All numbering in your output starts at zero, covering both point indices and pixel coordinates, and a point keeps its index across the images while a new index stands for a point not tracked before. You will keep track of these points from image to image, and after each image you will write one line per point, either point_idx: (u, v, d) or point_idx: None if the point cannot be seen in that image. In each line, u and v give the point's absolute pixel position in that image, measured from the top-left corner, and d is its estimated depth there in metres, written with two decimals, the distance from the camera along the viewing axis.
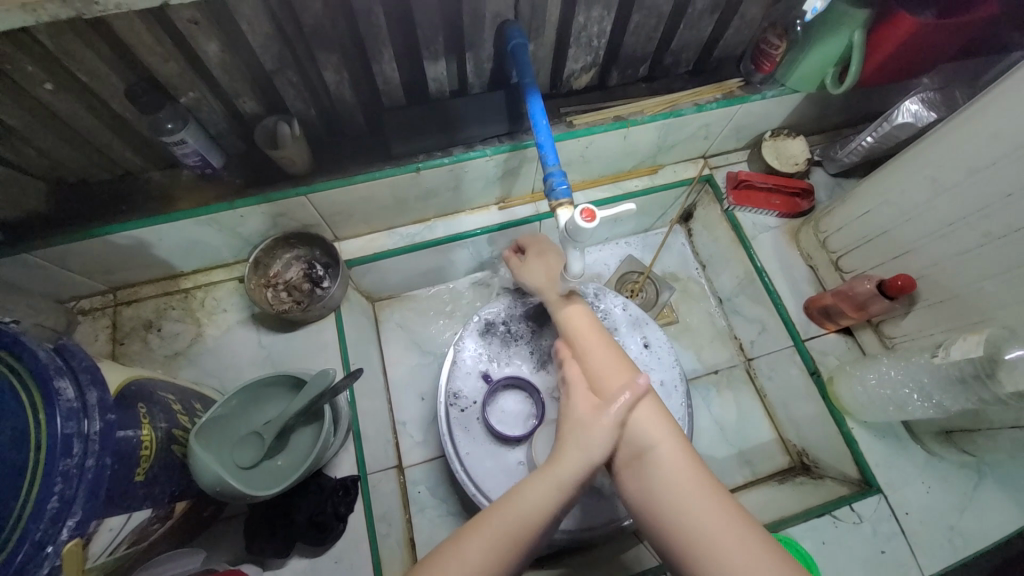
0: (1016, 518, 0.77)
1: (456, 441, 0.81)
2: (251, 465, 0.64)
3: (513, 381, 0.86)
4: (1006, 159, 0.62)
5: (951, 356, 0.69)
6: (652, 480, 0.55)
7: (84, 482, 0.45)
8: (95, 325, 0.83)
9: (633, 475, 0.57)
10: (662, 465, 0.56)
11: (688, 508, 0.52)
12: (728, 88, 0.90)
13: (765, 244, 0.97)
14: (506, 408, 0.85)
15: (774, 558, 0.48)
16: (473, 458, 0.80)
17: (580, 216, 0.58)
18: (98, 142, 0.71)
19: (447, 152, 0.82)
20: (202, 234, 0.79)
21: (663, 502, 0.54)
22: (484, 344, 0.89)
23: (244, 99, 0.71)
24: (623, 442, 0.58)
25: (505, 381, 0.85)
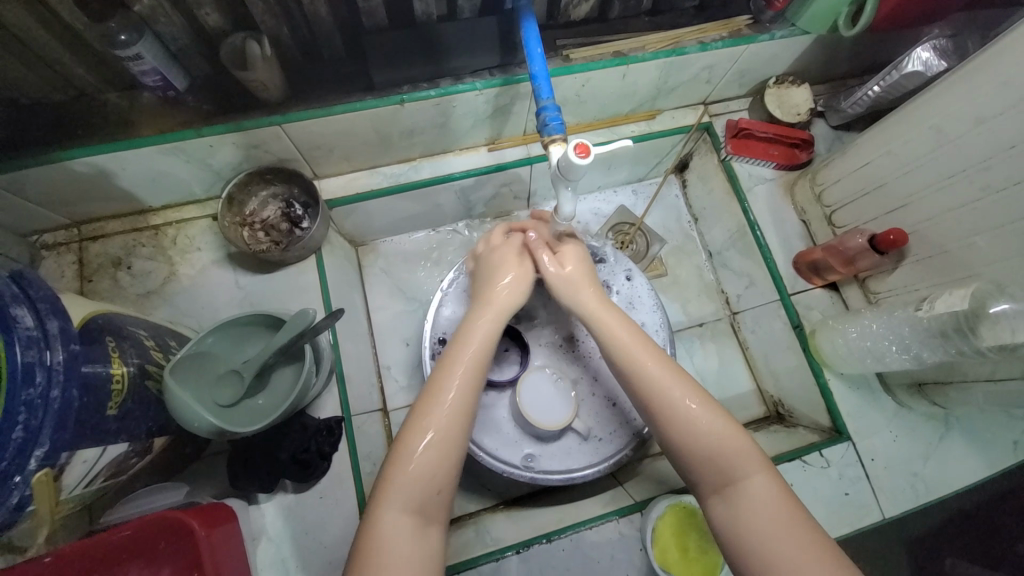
0: (972, 465, 0.82)
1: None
2: (231, 403, 0.64)
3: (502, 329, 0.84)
4: (1017, 108, 0.59)
5: (934, 310, 0.69)
6: (744, 510, 0.55)
7: (50, 412, 0.43)
8: (59, 261, 0.79)
9: (719, 501, 0.57)
10: (755, 495, 0.55)
11: (772, 541, 0.52)
12: (735, 26, 0.85)
13: (760, 197, 0.95)
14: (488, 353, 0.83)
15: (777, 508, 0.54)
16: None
17: (575, 151, 0.55)
18: (45, 55, 0.64)
19: (433, 83, 0.75)
20: (168, 165, 0.74)
21: (753, 530, 0.54)
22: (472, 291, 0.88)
23: (206, 10, 0.63)
24: (712, 468, 0.58)
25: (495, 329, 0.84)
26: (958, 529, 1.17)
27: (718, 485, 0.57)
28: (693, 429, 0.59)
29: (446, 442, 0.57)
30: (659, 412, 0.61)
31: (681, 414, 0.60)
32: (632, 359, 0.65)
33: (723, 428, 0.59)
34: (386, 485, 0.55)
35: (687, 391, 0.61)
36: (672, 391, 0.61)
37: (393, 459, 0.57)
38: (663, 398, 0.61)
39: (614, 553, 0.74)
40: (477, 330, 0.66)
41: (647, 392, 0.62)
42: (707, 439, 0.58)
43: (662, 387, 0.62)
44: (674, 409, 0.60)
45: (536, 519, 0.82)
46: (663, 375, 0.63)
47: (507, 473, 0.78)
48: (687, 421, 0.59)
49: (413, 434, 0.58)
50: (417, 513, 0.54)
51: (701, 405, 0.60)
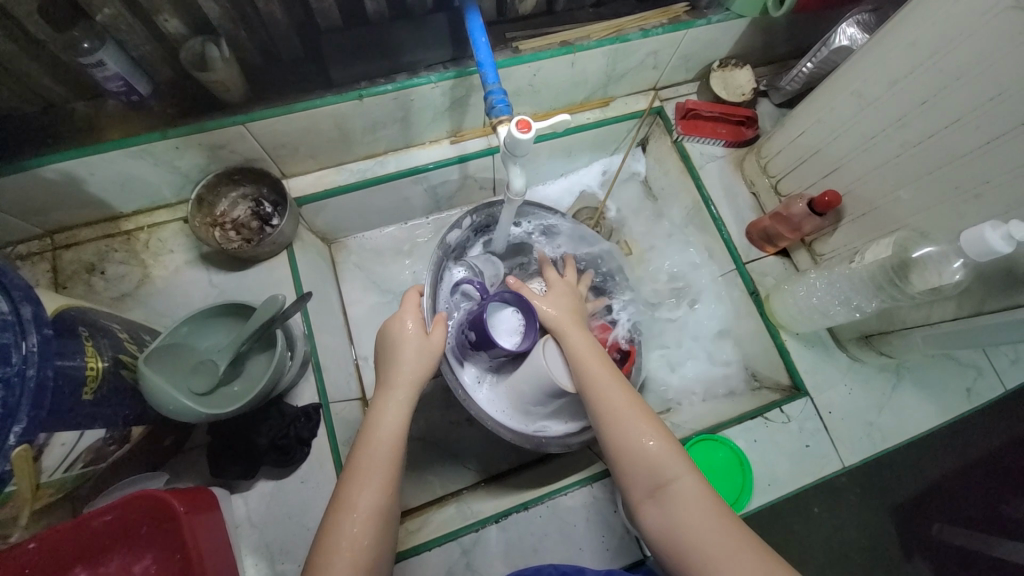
0: (924, 411, 0.87)
1: (452, 355, 0.80)
2: (205, 390, 0.66)
3: (506, 295, 0.76)
4: (922, 68, 0.65)
5: (866, 260, 0.75)
6: (674, 511, 0.58)
7: (26, 391, 0.46)
8: (33, 270, 0.81)
9: (652, 505, 0.60)
10: (684, 496, 0.58)
11: (697, 539, 0.56)
12: (674, 13, 0.90)
13: (712, 173, 1.00)
14: (499, 324, 0.74)
15: (710, 509, 0.57)
16: (474, 371, 0.81)
17: (516, 126, 0.59)
18: (12, 68, 0.67)
19: (389, 78, 0.79)
20: (137, 168, 0.76)
21: (684, 531, 0.57)
22: (473, 259, 0.89)
23: (166, 17, 0.66)
24: (645, 473, 0.61)
25: (497, 295, 0.76)
26: (929, 485, 1.22)
27: (651, 489, 0.60)
28: (632, 438, 0.62)
29: (388, 460, 0.60)
30: (604, 423, 0.65)
31: (623, 422, 0.63)
32: (583, 374, 0.67)
33: (660, 436, 0.62)
34: (337, 504, 0.58)
35: (630, 403, 0.65)
36: (617, 402, 0.65)
37: (344, 481, 0.59)
38: (610, 411, 0.64)
39: (590, 515, 0.77)
40: (407, 350, 0.67)
41: (597, 403, 0.65)
42: (643, 446, 0.62)
43: (608, 399, 0.65)
44: (615, 420, 0.64)
45: (516, 494, 0.84)
46: (610, 388, 0.66)
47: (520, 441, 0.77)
48: (626, 430, 0.63)
49: (365, 449, 0.60)
50: (367, 525, 0.56)
51: (640, 415, 0.64)
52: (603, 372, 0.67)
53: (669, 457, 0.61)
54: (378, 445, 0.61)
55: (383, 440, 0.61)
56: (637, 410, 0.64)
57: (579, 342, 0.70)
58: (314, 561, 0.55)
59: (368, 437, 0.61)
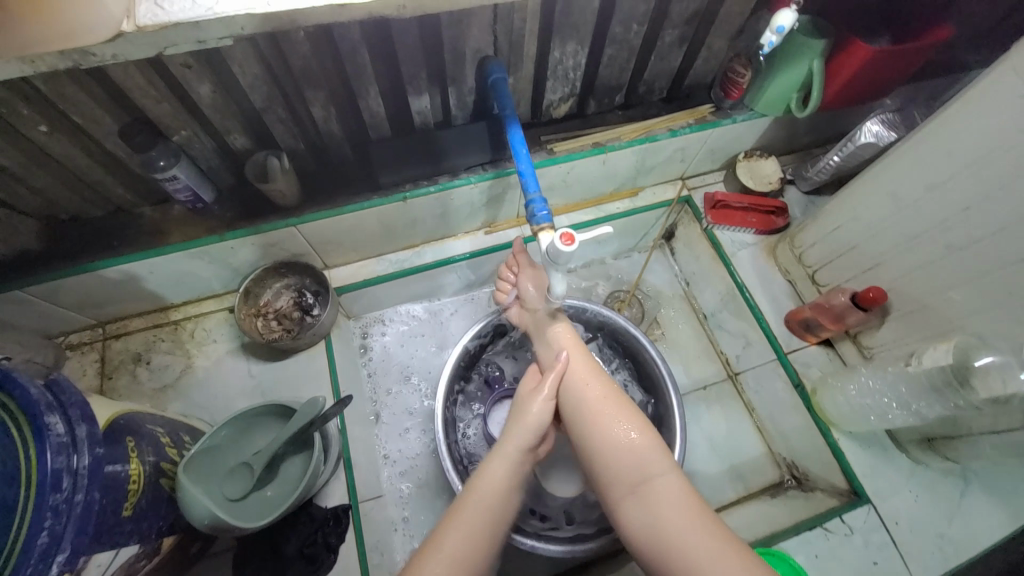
0: (1004, 525, 0.78)
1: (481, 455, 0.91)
2: (239, 496, 0.64)
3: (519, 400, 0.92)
4: (961, 175, 0.65)
5: (923, 365, 0.72)
6: (657, 506, 0.58)
7: (73, 517, 0.46)
8: (84, 360, 0.83)
9: (634, 502, 0.59)
10: (666, 490, 0.59)
11: (681, 534, 0.55)
12: (700, 113, 0.95)
13: (744, 260, 1.00)
14: None
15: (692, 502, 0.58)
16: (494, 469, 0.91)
17: (560, 240, 0.60)
18: (93, 181, 0.73)
19: (433, 180, 0.84)
20: (192, 266, 0.80)
21: (668, 528, 0.56)
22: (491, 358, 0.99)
23: (235, 135, 0.73)
24: (626, 467, 0.62)
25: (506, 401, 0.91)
26: None
27: (635, 484, 0.60)
28: (611, 434, 0.64)
29: (487, 512, 0.60)
30: (584, 422, 0.66)
31: (604, 418, 0.65)
32: (563, 377, 0.70)
33: (643, 430, 0.64)
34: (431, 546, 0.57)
35: (607, 397, 0.67)
36: (596, 397, 0.67)
37: (443, 527, 0.59)
38: (591, 405, 0.67)
39: None
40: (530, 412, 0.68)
41: (577, 401, 0.68)
42: (624, 442, 0.63)
43: (587, 397, 0.68)
44: (593, 415, 0.66)
45: None
46: (588, 383, 0.69)
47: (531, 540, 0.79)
48: (605, 425, 0.65)
49: (469, 495, 0.62)
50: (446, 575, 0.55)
51: (621, 412, 0.66)
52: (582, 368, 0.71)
53: (646, 448, 0.62)
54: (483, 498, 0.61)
55: (488, 495, 0.61)
56: (617, 404, 0.67)
57: (566, 344, 0.75)
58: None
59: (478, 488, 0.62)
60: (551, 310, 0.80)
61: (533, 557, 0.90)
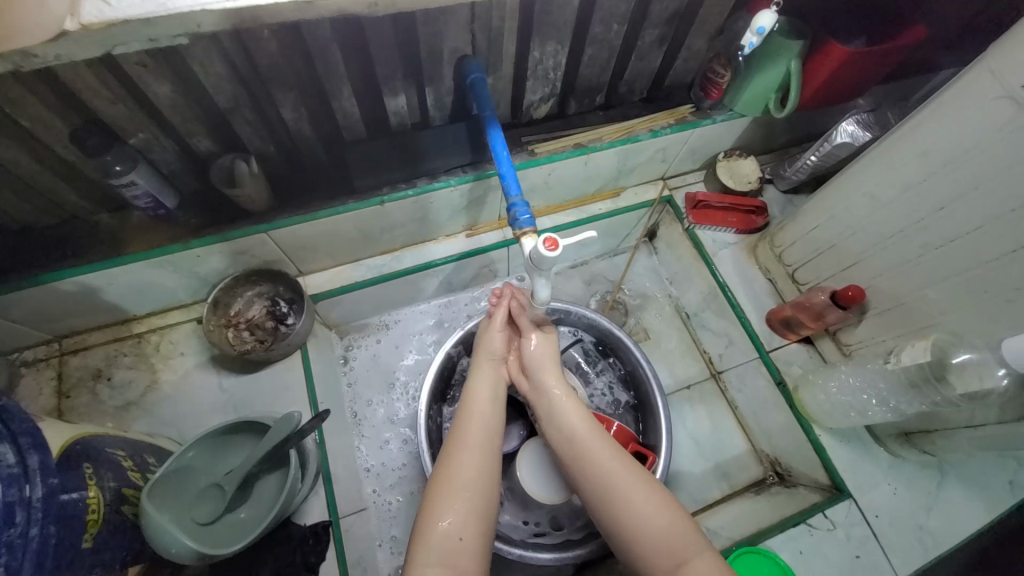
0: (977, 513, 0.80)
1: None
2: (209, 520, 0.61)
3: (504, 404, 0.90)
4: (937, 176, 0.66)
5: (902, 361, 0.73)
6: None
7: (29, 552, 0.42)
8: (38, 378, 0.78)
9: None
10: (704, 574, 0.55)
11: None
12: (680, 113, 0.94)
13: (726, 260, 1.00)
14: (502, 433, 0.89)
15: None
16: None
17: (544, 245, 0.58)
18: (42, 187, 0.67)
19: (411, 183, 0.81)
20: (155, 276, 0.76)
21: None
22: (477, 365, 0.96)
23: (198, 137, 0.69)
24: (660, 551, 0.58)
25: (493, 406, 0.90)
26: None
27: (670, 569, 0.57)
28: (636, 507, 0.60)
29: (476, 477, 0.63)
30: (607, 491, 0.62)
31: (625, 496, 0.61)
32: (574, 432, 0.68)
33: (667, 507, 0.60)
34: (423, 529, 0.59)
35: (625, 468, 0.63)
36: (612, 470, 0.63)
37: (429, 506, 0.61)
38: (608, 481, 0.63)
39: None
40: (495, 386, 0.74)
41: (593, 475, 0.64)
42: (649, 511, 0.60)
43: (608, 462, 0.64)
44: (616, 486, 0.62)
45: None
46: (602, 454, 0.65)
47: (517, 551, 0.76)
48: (631, 496, 0.61)
49: (452, 465, 0.64)
50: (447, 567, 0.57)
51: (639, 477, 0.62)
52: (593, 437, 0.67)
53: (674, 526, 0.59)
54: (466, 473, 0.63)
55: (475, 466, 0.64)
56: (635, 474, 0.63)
57: (565, 403, 0.71)
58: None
59: (459, 460, 0.64)
60: (535, 318, 0.79)
61: (521, 564, 0.88)
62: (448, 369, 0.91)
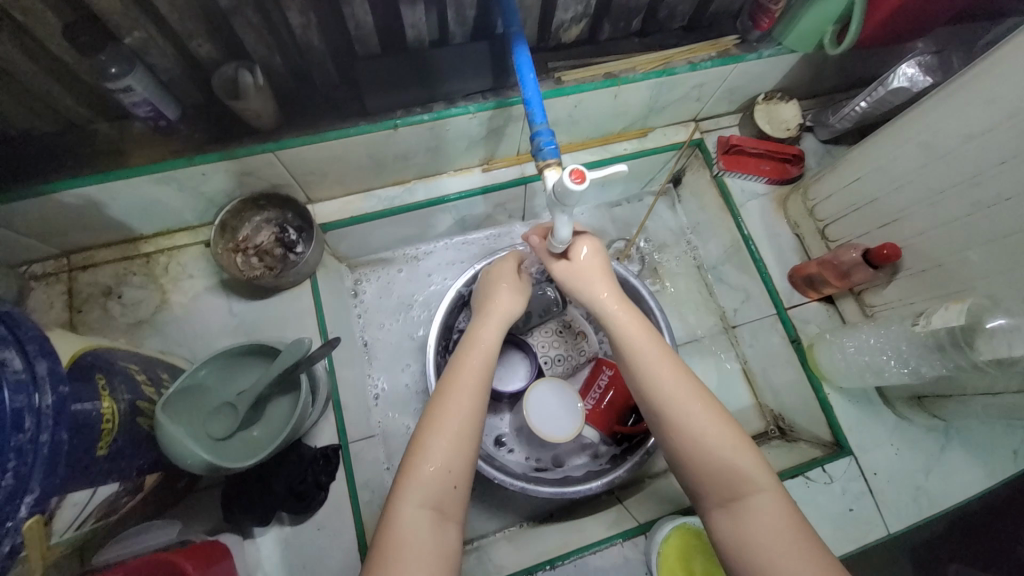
0: (976, 477, 0.81)
1: None
2: (224, 436, 0.63)
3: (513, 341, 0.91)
4: (1005, 125, 0.60)
5: (931, 324, 0.70)
6: (749, 526, 0.54)
7: (40, 458, 0.43)
8: (49, 292, 0.77)
9: (724, 514, 0.56)
10: (760, 506, 0.55)
11: (772, 556, 0.52)
12: (723, 45, 0.86)
13: (754, 212, 0.95)
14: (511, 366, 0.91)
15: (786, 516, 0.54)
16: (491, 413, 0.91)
17: (570, 177, 0.54)
18: (35, 89, 0.63)
19: (427, 107, 0.76)
20: (160, 194, 0.73)
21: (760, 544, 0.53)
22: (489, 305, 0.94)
23: (198, 41, 0.63)
24: (717, 481, 0.57)
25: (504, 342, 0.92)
26: None
27: (724, 498, 0.57)
28: (700, 435, 0.59)
29: (460, 437, 0.59)
30: (665, 416, 0.61)
31: (689, 422, 0.59)
32: (640, 353, 0.64)
33: (731, 440, 0.58)
34: (411, 473, 0.56)
35: (692, 396, 0.61)
36: (679, 397, 0.60)
37: (414, 448, 0.58)
38: (674, 405, 0.60)
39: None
40: (487, 332, 0.68)
41: (655, 397, 0.62)
42: (712, 444, 0.58)
43: (669, 391, 0.61)
44: (677, 414, 0.60)
45: (541, 541, 0.80)
46: (669, 378, 0.62)
47: (520, 483, 0.79)
48: (692, 426, 0.59)
49: (434, 418, 0.59)
50: (436, 508, 0.55)
51: (706, 407, 0.60)
52: (659, 359, 0.63)
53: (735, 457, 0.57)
54: (453, 416, 0.59)
55: (460, 421, 0.59)
56: (701, 403, 0.60)
57: (627, 323, 0.66)
58: (382, 539, 0.54)
59: (449, 400, 0.60)
60: (570, 246, 0.70)
61: (521, 496, 0.92)
62: (457, 307, 0.90)
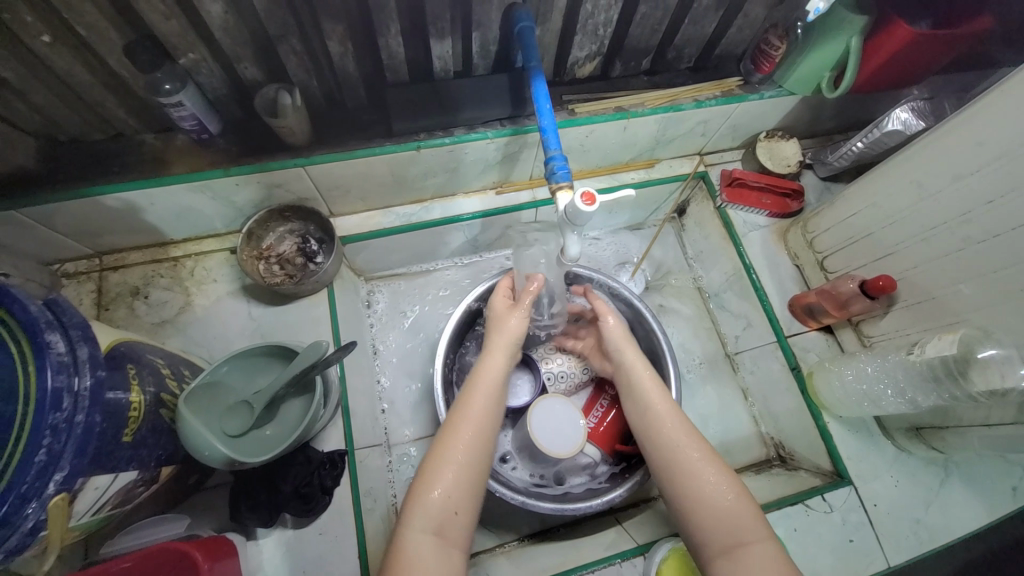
0: (977, 514, 0.81)
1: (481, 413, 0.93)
2: (239, 433, 0.65)
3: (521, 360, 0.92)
4: (990, 167, 0.64)
5: (925, 353, 0.73)
6: (750, 574, 0.55)
7: (73, 437, 0.45)
8: (79, 289, 0.81)
9: (724, 562, 0.57)
10: (759, 557, 0.56)
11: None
12: (727, 86, 0.91)
13: (755, 242, 0.99)
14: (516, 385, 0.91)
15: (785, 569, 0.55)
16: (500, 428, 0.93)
17: (581, 199, 0.59)
18: (91, 100, 0.69)
19: (448, 132, 0.81)
20: (195, 201, 0.78)
21: None
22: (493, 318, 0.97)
23: (245, 64, 0.70)
24: (720, 529, 0.58)
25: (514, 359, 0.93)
26: None
27: (726, 545, 0.57)
28: (706, 484, 0.61)
29: (464, 465, 0.62)
30: (675, 466, 0.64)
31: (697, 471, 0.62)
32: (652, 405, 0.70)
33: (734, 490, 0.60)
34: (419, 498, 0.60)
35: (700, 447, 0.64)
36: (686, 445, 0.65)
37: (419, 480, 0.62)
38: (682, 455, 0.64)
39: None
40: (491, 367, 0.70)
41: (667, 444, 0.66)
42: (716, 493, 0.60)
43: (682, 442, 0.65)
44: (686, 464, 0.63)
45: (537, 558, 0.80)
46: (678, 430, 0.66)
47: (520, 498, 0.80)
48: (698, 474, 0.62)
49: (441, 452, 0.63)
50: (439, 534, 0.59)
51: (713, 460, 0.63)
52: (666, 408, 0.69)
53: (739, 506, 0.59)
54: (459, 449, 0.63)
55: (463, 452, 0.63)
56: (711, 457, 0.63)
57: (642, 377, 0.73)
58: (392, 561, 0.57)
59: (453, 436, 0.64)
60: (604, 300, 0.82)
61: (521, 514, 0.92)
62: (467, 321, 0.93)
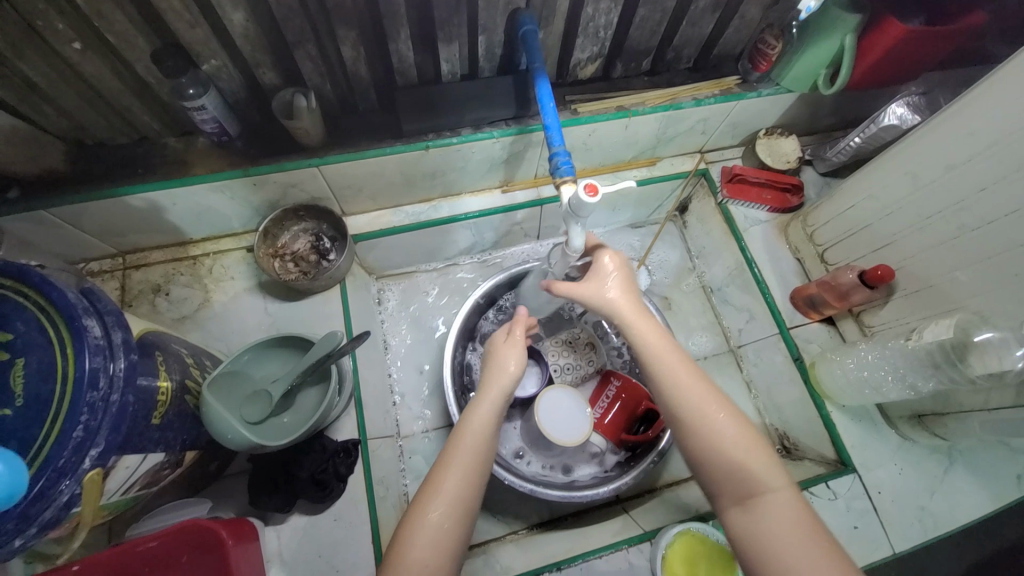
0: (981, 500, 0.81)
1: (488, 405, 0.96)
2: (257, 420, 0.67)
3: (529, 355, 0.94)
4: (982, 156, 0.66)
5: (922, 339, 0.75)
6: (765, 524, 0.54)
7: (108, 415, 0.48)
8: (104, 287, 0.85)
9: (739, 512, 0.56)
10: (775, 507, 0.54)
11: (785, 553, 0.51)
12: (726, 84, 0.94)
13: (756, 237, 1.01)
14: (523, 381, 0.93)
15: (803, 519, 0.53)
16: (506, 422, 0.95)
17: (584, 191, 0.61)
18: (118, 105, 0.73)
19: (455, 132, 0.84)
20: (214, 201, 0.81)
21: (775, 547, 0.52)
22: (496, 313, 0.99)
23: (264, 70, 0.73)
24: (731, 481, 0.57)
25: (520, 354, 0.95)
26: None
27: (740, 496, 0.56)
28: (712, 433, 0.58)
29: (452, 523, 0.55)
30: (682, 420, 0.60)
31: (702, 421, 0.59)
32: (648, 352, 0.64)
33: (740, 438, 0.58)
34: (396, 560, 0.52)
35: (701, 395, 0.60)
36: (685, 396, 0.61)
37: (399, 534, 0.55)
38: (684, 409, 0.60)
39: None
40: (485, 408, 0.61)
41: (670, 396, 0.62)
42: (725, 442, 0.58)
43: (684, 394, 0.61)
44: (687, 417, 0.60)
45: (546, 545, 0.82)
46: (681, 380, 0.61)
47: (528, 486, 0.81)
48: (708, 427, 0.59)
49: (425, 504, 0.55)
50: None
51: (715, 403, 0.60)
52: (666, 355, 0.64)
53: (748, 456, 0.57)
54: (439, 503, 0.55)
55: (451, 508, 0.55)
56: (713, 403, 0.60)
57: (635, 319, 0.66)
58: None
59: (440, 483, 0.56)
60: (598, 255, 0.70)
61: (529, 505, 0.94)
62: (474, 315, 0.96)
